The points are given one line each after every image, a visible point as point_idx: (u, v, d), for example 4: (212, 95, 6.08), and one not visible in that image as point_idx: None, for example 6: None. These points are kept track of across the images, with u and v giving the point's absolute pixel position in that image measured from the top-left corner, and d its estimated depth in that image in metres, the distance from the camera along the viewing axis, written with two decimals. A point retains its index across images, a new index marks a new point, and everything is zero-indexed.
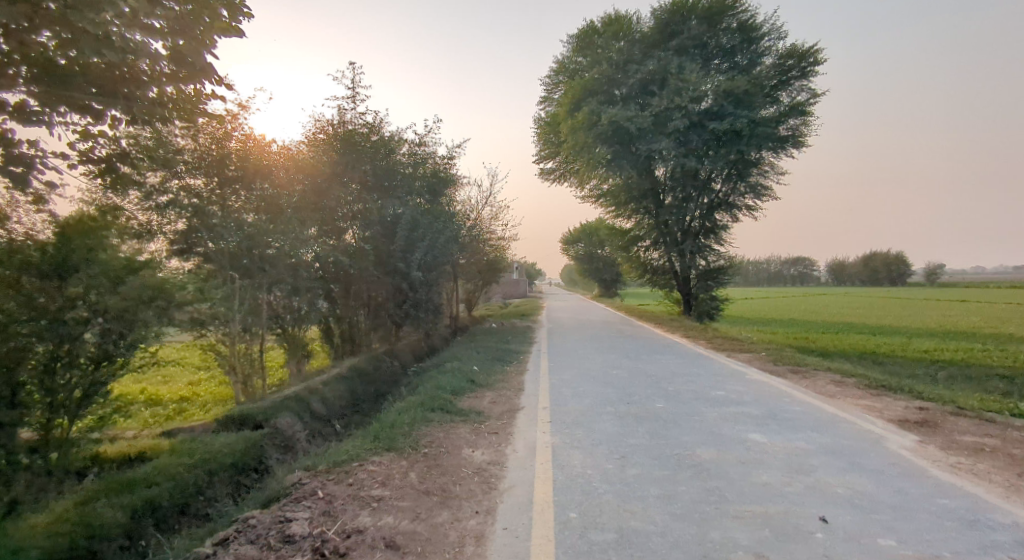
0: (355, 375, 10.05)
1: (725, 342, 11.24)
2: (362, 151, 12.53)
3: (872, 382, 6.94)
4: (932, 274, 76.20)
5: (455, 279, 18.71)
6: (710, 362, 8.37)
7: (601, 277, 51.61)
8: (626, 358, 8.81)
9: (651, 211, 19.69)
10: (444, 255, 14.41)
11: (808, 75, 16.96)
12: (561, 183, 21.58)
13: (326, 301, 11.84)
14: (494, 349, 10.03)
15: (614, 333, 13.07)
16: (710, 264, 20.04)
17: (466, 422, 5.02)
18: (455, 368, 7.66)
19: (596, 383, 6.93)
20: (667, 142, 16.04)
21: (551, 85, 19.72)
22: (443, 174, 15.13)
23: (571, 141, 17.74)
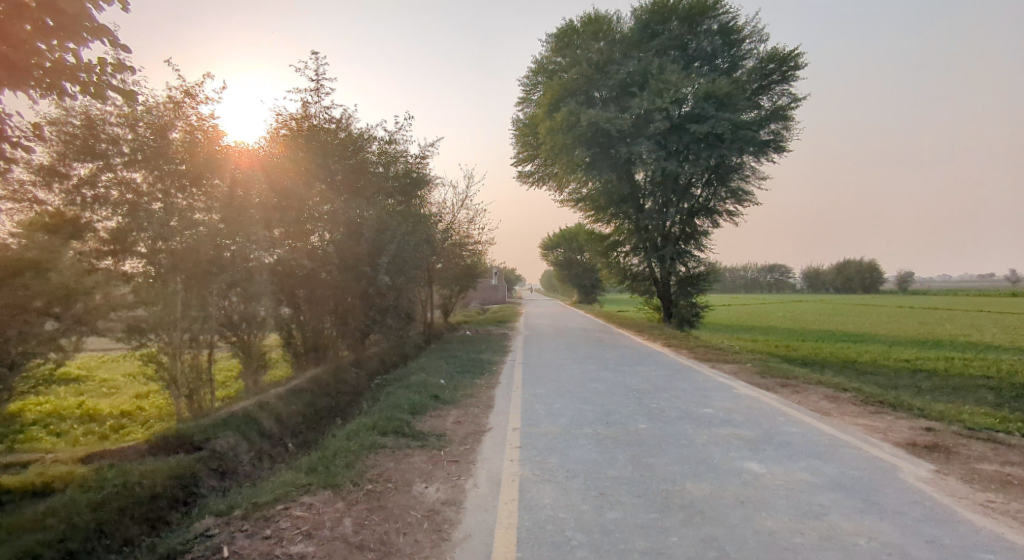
0: (316, 387, 9.31)
1: (708, 351, 10.79)
2: (329, 149, 11.84)
3: (867, 396, 6.50)
4: (903, 282, 77.75)
5: (429, 284, 18.04)
6: (693, 374, 7.88)
7: (580, 283, 51.25)
8: (605, 370, 8.26)
9: (631, 215, 19.28)
10: (416, 259, 13.76)
11: (788, 80, 16.80)
12: (540, 187, 21.10)
13: (288, 308, 11.09)
14: (466, 360, 9.42)
15: (593, 341, 12.56)
16: (690, 271, 19.69)
17: (423, 449, 4.39)
18: (419, 382, 7.03)
19: (572, 399, 6.35)
20: (647, 145, 15.67)
21: (529, 86, 19.25)
22: (416, 175, 14.50)
23: (550, 142, 17.25)
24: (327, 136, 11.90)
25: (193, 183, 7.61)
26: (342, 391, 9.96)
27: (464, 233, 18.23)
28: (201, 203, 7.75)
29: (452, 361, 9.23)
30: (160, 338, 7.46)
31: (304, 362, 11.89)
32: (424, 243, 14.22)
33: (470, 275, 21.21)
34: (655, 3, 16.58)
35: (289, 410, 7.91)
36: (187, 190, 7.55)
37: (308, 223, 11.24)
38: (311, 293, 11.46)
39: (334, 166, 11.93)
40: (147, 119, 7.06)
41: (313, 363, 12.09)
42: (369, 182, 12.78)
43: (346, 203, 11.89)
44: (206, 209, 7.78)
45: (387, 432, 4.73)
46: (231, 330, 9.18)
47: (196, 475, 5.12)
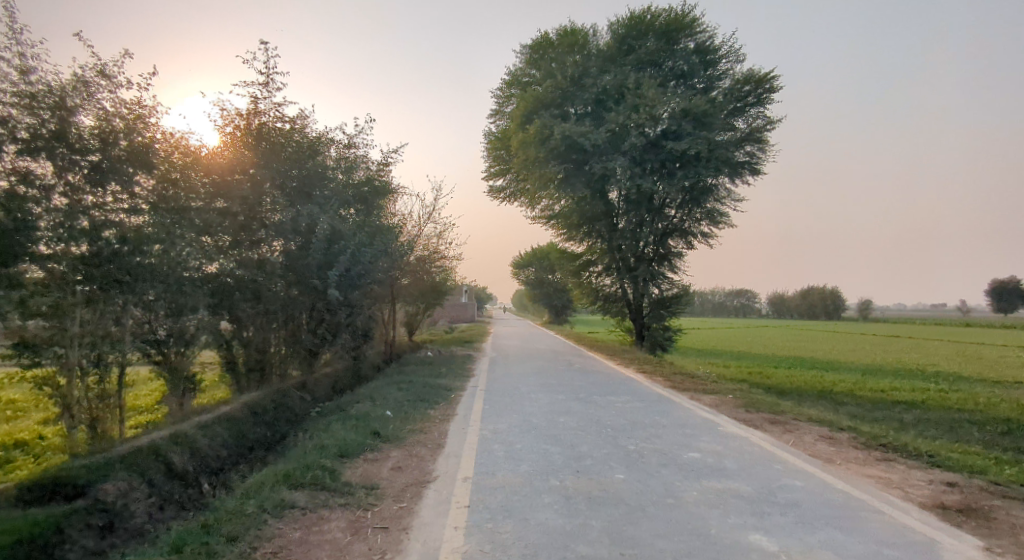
0: (249, 414, 8.21)
1: (685, 379, 10.10)
2: (281, 151, 10.86)
3: (865, 437, 5.84)
4: (865, 310, 79.78)
5: (392, 300, 17.04)
6: (673, 408, 7.10)
7: (551, 303, 50.60)
8: (576, 402, 7.41)
9: (603, 234, 18.74)
10: (376, 274, 12.77)
11: (763, 102, 16.59)
12: (511, 202, 20.43)
13: (225, 323, 9.95)
14: (422, 385, 8.50)
15: (563, 366, 11.77)
16: (663, 293, 19.18)
17: (345, 509, 3.45)
18: (361, 414, 6.08)
19: (538, 438, 5.47)
20: (622, 160, 15.20)
21: (502, 98, 18.65)
22: (378, 183, 13.58)
23: (522, 156, 16.60)
24: (278, 136, 10.91)
25: (112, 175, 6.55)
26: (283, 418, 8.86)
27: (431, 247, 17.31)
28: (125, 203, 6.76)
29: (406, 387, 8.26)
30: (56, 357, 6.28)
31: (245, 384, 10.72)
32: (385, 257, 13.24)
33: (437, 292, 20.25)
34: (631, 18, 16.30)
35: (212, 441, 6.81)
36: (107, 185, 6.49)
37: (253, 230, 10.19)
38: (254, 307, 10.35)
39: (286, 168, 10.93)
40: (51, 97, 5.93)
41: (255, 385, 10.92)
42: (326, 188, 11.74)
43: (298, 210, 10.88)
44: (130, 210, 6.79)
45: (302, 486, 3.76)
46: (152, 348, 8.01)
47: (59, 537, 4.01)
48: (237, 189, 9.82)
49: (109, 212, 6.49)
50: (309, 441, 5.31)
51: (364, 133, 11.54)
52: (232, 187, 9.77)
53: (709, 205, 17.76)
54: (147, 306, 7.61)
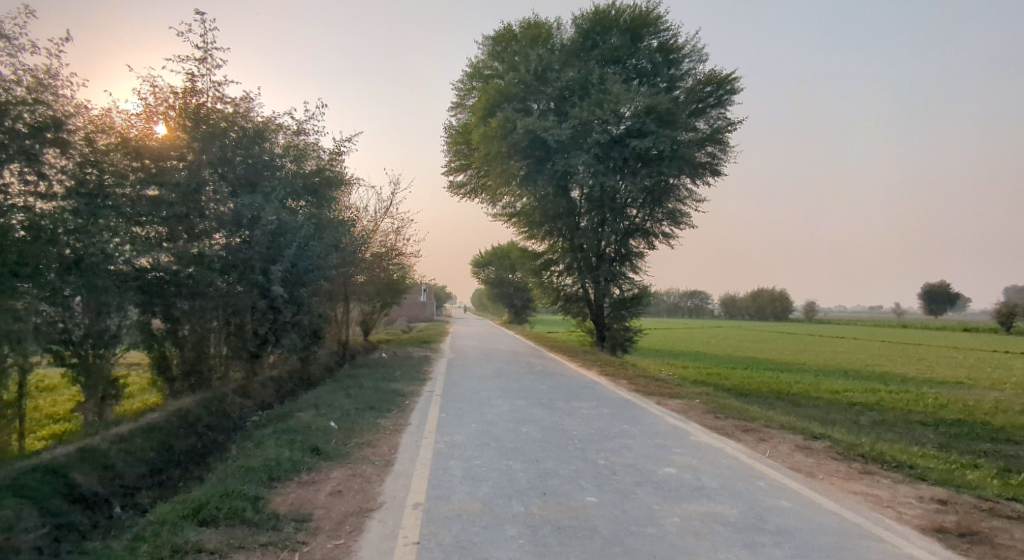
0: (177, 423, 7.38)
1: (649, 382, 9.82)
2: (221, 134, 9.95)
3: (840, 446, 5.62)
4: (811, 311, 82.98)
5: (345, 298, 16.21)
6: (640, 415, 6.74)
7: (510, 302, 50.21)
8: (538, 409, 6.94)
9: (565, 233, 18.42)
10: (326, 270, 11.98)
11: (724, 104, 16.61)
12: (471, 199, 19.87)
13: (154, 322, 9.01)
14: (374, 391, 7.88)
15: (524, 368, 11.32)
16: (624, 294, 19.03)
17: (268, 551, 2.86)
18: (302, 427, 5.44)
19: (500, 452, 4.96)
20: (586, 157, 14.90)
21: (463, 90, 18.03)
22: (330, 174, 12.77)
23: (483, 150, 16.07)
24: (219, 119, 10.00)
25: (28, 159, 6.31)
26: (217, 427, 8.05)
27: (387, 244, 16.56)
28: (41, 187, 6.54)
29: (355, 393, 7.61)
30: None
31: (178, 388, 9.79)
32: (336, 252, 12.45)
33: (393, 291, 19.47)
34: (596, 12, 16.01)
35: (130, 456, 5.99)
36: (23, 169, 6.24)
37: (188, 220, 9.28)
38: (188, 305, 9.43)
39: (227, 154, 10.03)
40: None
41: (189, 389, 9.98)
42: (272, 178, 10.87)
43: (239, 200, 10.00)
44: (45, 195, 6.55)
45: (218, 521, 3.12)
46: (64, 349, 7.07)
47: None
48: (169, 175, 8.89)
49: (19, 196, 6.19)
50: (238, 460, 4.63)
51: (315, 119, 10.74)
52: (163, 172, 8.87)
53: (670, 206, 17.69)
54: (56, 302, 6.71)
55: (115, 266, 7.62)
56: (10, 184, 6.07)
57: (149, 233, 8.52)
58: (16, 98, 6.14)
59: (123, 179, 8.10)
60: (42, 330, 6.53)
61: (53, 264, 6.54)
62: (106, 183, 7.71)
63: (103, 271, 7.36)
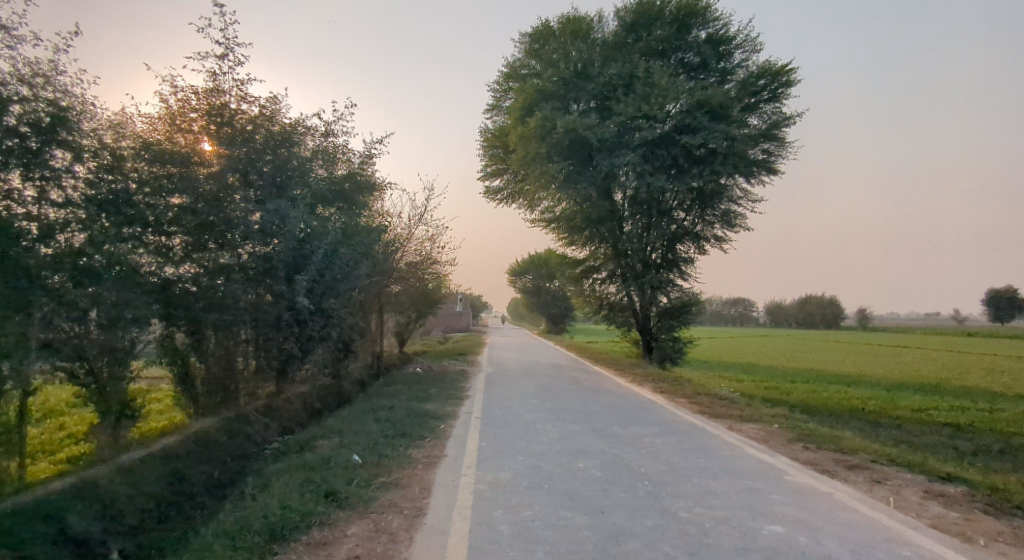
0: (196, 449, 6.75)
1: (713, 402, 8.73)
2: (246, 138, 9.46)
3: (983, 491, 4.46)
4: (864, 319, 78.84)
5: (379, 309, 15.62)
6: (716, 446, 5.70)
7: (548, 312, 49.22)
8: (594, 438, 5.99)
9: (608, 239, 17.42)
10: (358, 280, 11.35)
11: (779, 97, 15.37)
12: (508, 204, 19.10)
13: (179, 335, 8.55)
14: (406, 412, 7.10)
15: (569, 385, 10.39)
16: (672, 303, 17.86)
17: None
18: (322, 462, 4.66)
19: (555, 498, 4.05)
20: (631, 156, 13.95)
21: (499, 91, 17.35)
22: (361, 179, 12.19)
23: (521, 152, 15.30)
24: (244, 122, 9.51)
25: (35, 164, 5.87)
26: (240, 452, 7.42)
27: (422, 252, 15.92)
28: (54, 195, 6.12)
29: (385, 415, 6.83)
30: None
31: (205, 407, 9.26)
32: (369, 261, 11.82)
33: (429, 301, 18.84)
34: (640, 3, 15.08)
35: (135, 489, 5.36)
36: (29, 174, 5.79)
37: (212, 229, 8.80)
38: (213, 318, 8.90)
39: (253, 159, 9.52)
40: None
41: (216, 408, 9.44)
42: (300, 182, 10.32)
43: (266, 206, 9.47)
44: (59, 203, 6.14)
45: None
46: (76, 366, 6.54)
47: None
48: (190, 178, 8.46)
49: (29, 203, 5.76)
50: (243, 506, 3.87)
51: (344, 120, 10.15)
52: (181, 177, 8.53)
53: (721, 207, 16.48)
54: (71, 316, 6.23)
55: (129, 277, 7.14)
56: (17, 190, 5.64)
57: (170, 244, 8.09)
58: (17, 96, 5.70)
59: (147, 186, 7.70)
60: (54, 346, 6.06)
61: (63, 273, 6.10)
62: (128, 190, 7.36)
63: (115, 283, 6.88)
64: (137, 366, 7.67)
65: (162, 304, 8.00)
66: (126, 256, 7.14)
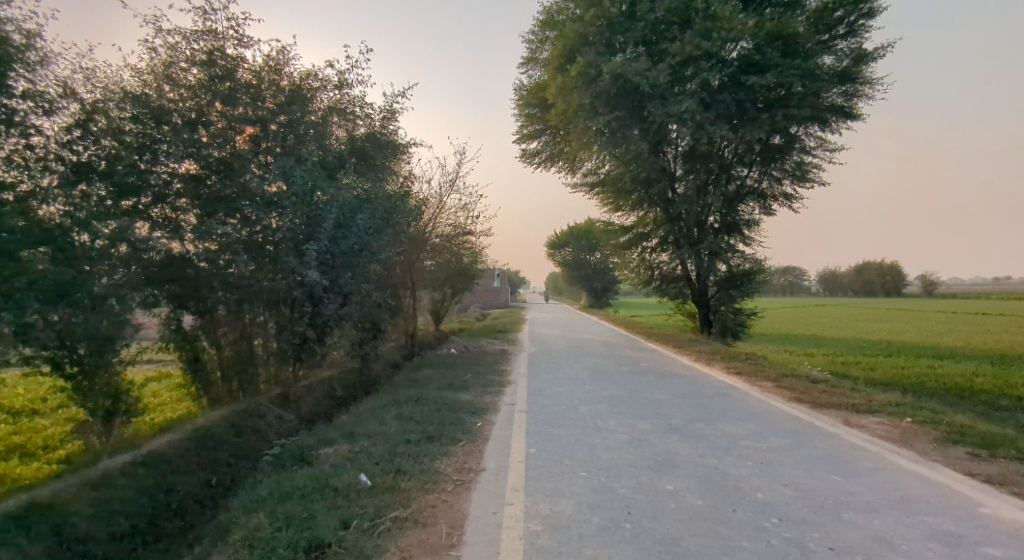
0: (192, 451, 5.71)
1: (807, 385, 7.18)
2: (250, 93, 8.23)
3: None
4: (929, 285, 73.71)
5: (411, 285, 14.46)
6: (845, 454, 4.22)
7: (590, 285, 47.59)
8: (675, 441, 4.60)
9: (659, 202, 15.74)
10: (384, 252, 10.13)
11: (857, 30, 13.18)
12: (547, 168, 17.54)
13: (185, 317, 7.56)
14: (436, 406, 5.86)
15: (627, 366, 9.01)
16: (733, 271, 16.12)
17: None
18: (318, 487, 3.44)
19: (647, 552, 2.69)
20: (689, 103, 12.16)
21: (535, 42, 15.61)
22: (383, 139, 10.86)
23: (561, 106, 13.69)
24: (246, 73, 8.28)
25: None
26: (249, 451, 6.40)
27: (455, 222, 14.62)
28: (10, 154, 5.28)
29: (410, 410, 5.61)
30: None
31: (218, 396, 8.32)
32: (397, 231, 10.63)
33: (464, 277, 17.66)
34: None
35: (99, 513, 4.30)
36: None
37: (218, 199, 7.71)
38: (222, 297, 7.87)
39: (259, 115, 8.31)
40: None
41: (230, 398, 8.48)
42: (315, 142, 9.08)
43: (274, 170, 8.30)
44: (16, 164, 5.31)
45: None
46: (59, 356, 5.47)
47: None
48: (185, 137, 7.34)
49: None
50: None
51: (359, 69, 8.81)
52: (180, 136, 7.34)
53: (790, 161, 14.56)
54: (55, 299, 5.23)
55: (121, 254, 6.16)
56: None
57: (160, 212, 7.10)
58: None
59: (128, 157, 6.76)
60: (32, 333, 5.01)
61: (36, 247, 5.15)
62: (120, 155, 6.64)
63: (103, 263, 5.92)
64: (133, 352, 6.58)
65: (163, 284, 6.98)
66: (114, 230, 6.16)
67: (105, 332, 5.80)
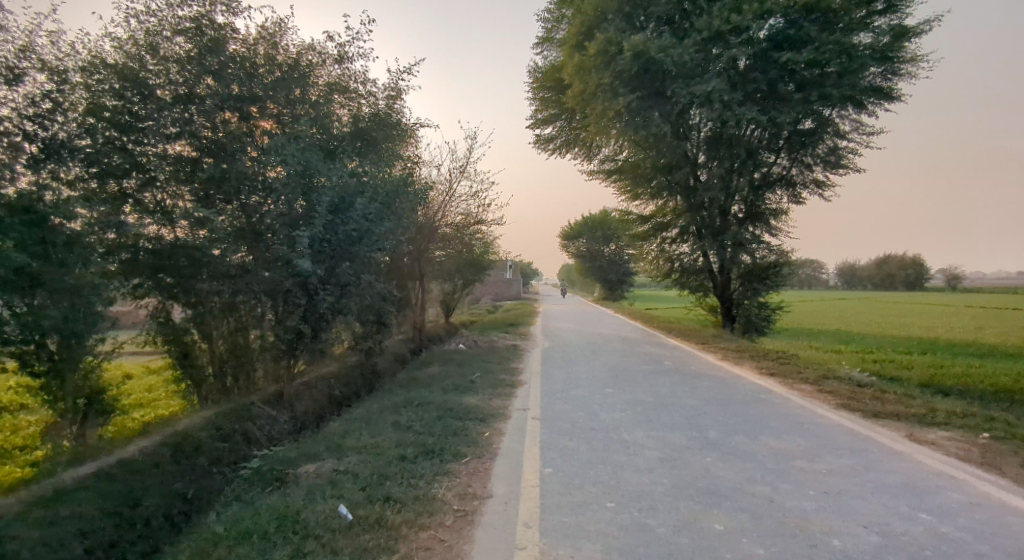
0: (168, 458, 5.14)
1: (854, 390, 6.43)
2: (243, 67, 7.57)
3: None
4: (954, 279, 71.65)
5: (421, 276, 13.82)
6: (926, 481, 3.49)
7: (604, 277, 46.69)
8: (716, 462, 3.90)
9: (680, 190, 14.95)
10: (391, 241, 9.49)
11: (897, 6, 11.82)
12: (562, 155, 16.75)
13: (175, 309, 7.18)
14: (439, 412, 5.23)
15: (650, 365, 8.32)
16: (758, 263, 15.28)
17: None
18: (287, 522, 2.82)
19: None
20: (717, 82, 11.33)
21: (551, 21, 14.78)
22: (390, 120, 10.15)
23: (577, 87, 12.90)
24: (237, 45, 7.57)
25: None
26: (235, 457, 5.82)
27: (467, 210, 13.92)
28: None
29: (410, 417, 4.97)
30: None
31: (209, 393, 7.79)
32: (403, 219, 9.97)
33: (476, 268, 16.99)
34: None
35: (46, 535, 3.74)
36: None
37: (218, 183, 7.15)
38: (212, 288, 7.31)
39: (253, 91, 7.66)
40: None
41: (223, 395, 7.95)
42: (314, 123, 8.40)
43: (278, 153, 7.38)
44: None
45: None
46: (26, 352, 4.89)
47: None
48: (174, 114, 6.73)
49: None
50: None
51: (361, 41, 8.08)
52: (167, 114, 6.70)
53: (823, 146, 13.63)
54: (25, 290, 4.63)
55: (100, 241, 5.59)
56: None
57: (149, 198, 6.66)
58: None
59: (112, 139, 6.29)
60: None
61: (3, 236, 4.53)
62: (98, 127, 6.17)
63: (85, 250, 5.33)
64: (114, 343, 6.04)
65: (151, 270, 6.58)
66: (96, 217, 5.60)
67: (79, 327, 5.22)
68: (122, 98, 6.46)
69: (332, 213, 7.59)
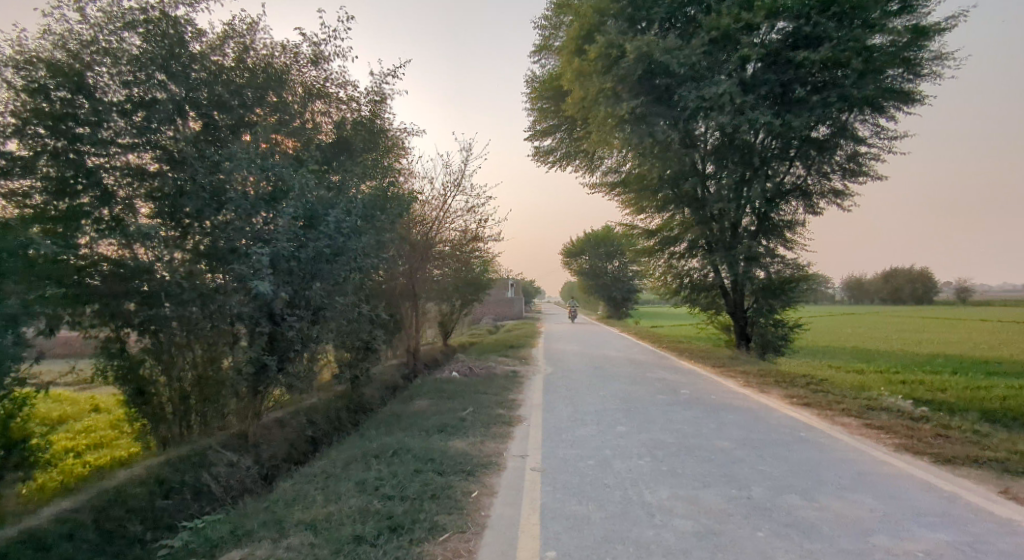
0: (88, 522, 4.23)
1: (908, 425, 5.52)
2: (216, 70, 6.78)
3: None
4: (965, 292, 70.45)
5: (415, 296, 12.97)
6: None
7: (609, 295, 45.75)
8: (771, 539, 2.95)
9: (688, 202, 14.16)
10: (379, 259, 8.66)
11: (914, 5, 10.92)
12: (563, 167, 16.02)
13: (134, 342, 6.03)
14: (419, 464, 4.30)
15: (667, 395, 7.41)
16: (772, 278, 14.38)
17: None
18: None
19: None
20: (728, 84, 10.59)
21: (548, 29, 14.16)
22: (377, 129, 9.39)
23: (578, 94, 12.26)
24: (201, 44, 6.67)
25: None
26: (178, 517, 4.88)
27: (464, 226, 13.13)
28: None
29: (380, 472, 4.05)
30: None
31: None
32: (391, 235, 9.15)
33: (475, 287, 16.15)
34: None
35: None
36: None
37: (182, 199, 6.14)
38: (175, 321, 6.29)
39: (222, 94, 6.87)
40: None
41: None
42: (290, 130, 7.62)
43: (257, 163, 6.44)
44: None
45: None
46: None
47: None
48: (130, 121, 5.87)
49: None
50: None
51: (338, 40, 7.32)
52: (121, 119, 5.82)
53: (842, 153, 12.84)
54: None
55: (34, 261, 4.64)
56: None
57: (101, 214, 5.61)
58: None
59: (53, 149, 5.38)
60: None
61: None
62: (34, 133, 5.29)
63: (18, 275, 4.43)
64: (57, 372, 5.23)
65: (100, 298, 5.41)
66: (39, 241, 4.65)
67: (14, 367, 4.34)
68: (72, 101, 5.53)
69: (304, 229, 6.73)
